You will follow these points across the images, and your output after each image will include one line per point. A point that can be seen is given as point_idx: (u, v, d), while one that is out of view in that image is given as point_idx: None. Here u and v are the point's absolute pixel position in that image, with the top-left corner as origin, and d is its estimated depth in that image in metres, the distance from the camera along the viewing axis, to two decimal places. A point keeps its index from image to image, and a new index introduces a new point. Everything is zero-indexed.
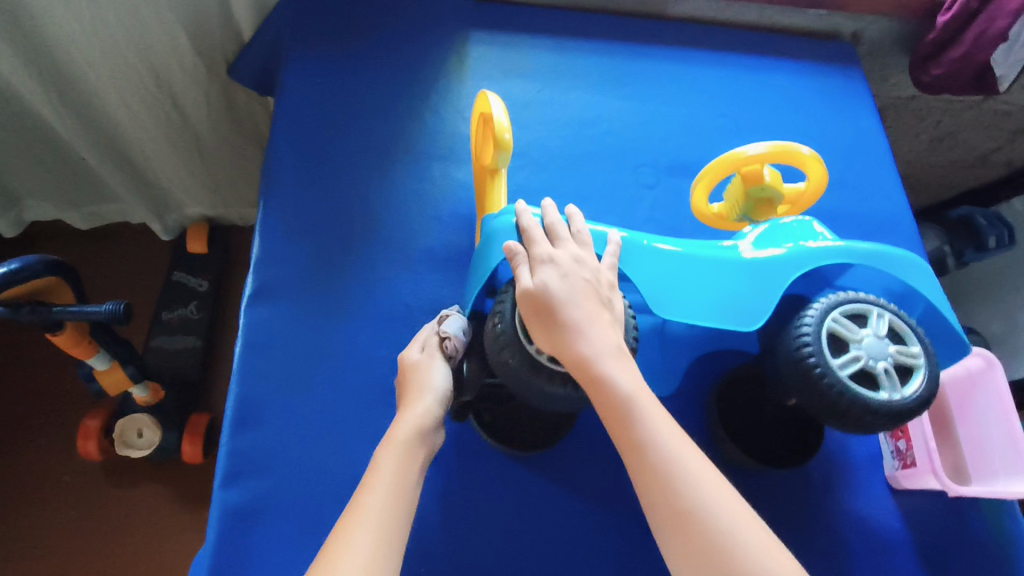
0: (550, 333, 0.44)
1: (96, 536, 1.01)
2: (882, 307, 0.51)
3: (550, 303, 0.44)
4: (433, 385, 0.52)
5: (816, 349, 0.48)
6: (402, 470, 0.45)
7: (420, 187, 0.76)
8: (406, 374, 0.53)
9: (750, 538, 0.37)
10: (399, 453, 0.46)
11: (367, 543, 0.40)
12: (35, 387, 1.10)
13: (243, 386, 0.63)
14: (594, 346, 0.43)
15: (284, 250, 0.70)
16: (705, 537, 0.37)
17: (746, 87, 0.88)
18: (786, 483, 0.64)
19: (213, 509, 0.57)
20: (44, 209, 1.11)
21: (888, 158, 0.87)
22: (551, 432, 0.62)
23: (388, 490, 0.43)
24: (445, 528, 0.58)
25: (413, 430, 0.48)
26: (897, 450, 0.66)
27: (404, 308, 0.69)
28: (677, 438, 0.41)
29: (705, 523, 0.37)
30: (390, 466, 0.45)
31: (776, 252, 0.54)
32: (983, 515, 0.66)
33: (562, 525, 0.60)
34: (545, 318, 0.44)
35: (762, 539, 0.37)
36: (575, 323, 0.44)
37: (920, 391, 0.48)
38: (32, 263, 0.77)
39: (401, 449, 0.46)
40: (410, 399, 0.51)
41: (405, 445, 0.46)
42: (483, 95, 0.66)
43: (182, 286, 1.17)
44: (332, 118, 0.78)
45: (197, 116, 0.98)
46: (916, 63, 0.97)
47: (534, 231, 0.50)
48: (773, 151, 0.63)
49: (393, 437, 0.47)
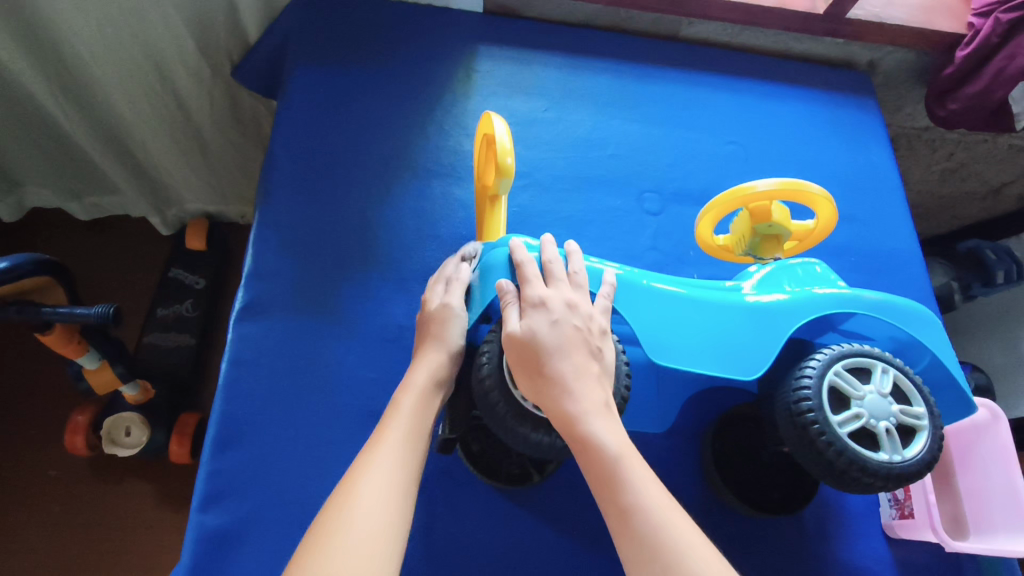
0: (536, 385, 0.42)
1: (78, 533, 1.00)
2: (887, 362, 0.49)
3: (538, 353, 0.43)
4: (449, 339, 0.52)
5: (816, 405, 0.46)
6: (422, 412, 0.47)
7: (419, 204, 0.74)
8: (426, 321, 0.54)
9: None
10: (416, 398, 0.47)
11: (390, 466, 0.42)
12: (24, 381, 1.09)
13: (227, 403, 0.61)
14: (580, 403, 0.41)
15: (277, 264, 0.68)
16: None
17: (758, 115, 0.87)
18: (777, 529, 0.63)
19: (190, 531, 0.56)
20: (44, 196, 1.09)
21: (900, 193, 0.85)
22: (540, 465, 0.60)
23: (409, 426, 0.45)
24: (426, 562, 0.57)
25: (430, 378, 0.49)
26: (894, 499, 0.64)
27: (396, 330, 0.67)
28: (665, 502, 0.39)
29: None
30: (412, 405, 0.47)
31: (779, 297, 0.53)
32: (978, 567, 0.64)
33: (547, 564, 0.59)
34: (532, 369, 0.43)
35: None
36: (563, 376, 0.42)
37: (922, 453, 0.46)
38: (22, 263, 0.75)
39: (419, 398, 0.47)
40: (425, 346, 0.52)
41: (422, 393, 0.48)
42: (487, 116, 0.64)
43: (178, 283, 1.15)
44: (334, 128, 0.76)
45: (200, 114, 0.97)
46: (932, 95, 0.95)
47: (527, 269, 0.48)
48: (783, 188, 0.61)
49: (409, 384, 0.48)
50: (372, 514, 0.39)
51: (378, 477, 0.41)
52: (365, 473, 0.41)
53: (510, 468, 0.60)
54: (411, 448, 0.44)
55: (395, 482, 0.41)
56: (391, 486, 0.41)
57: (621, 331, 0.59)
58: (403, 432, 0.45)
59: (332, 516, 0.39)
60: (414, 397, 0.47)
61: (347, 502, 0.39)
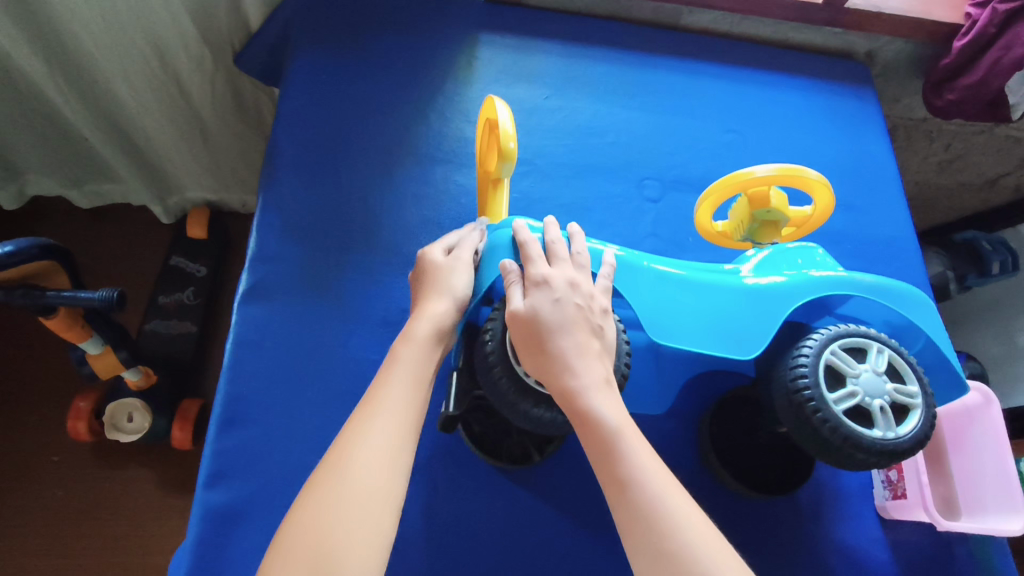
0: (538, 361, 0.43)
1: (81, 516, 1.01)
2: (882, 343, 0.50)
3: (540, 330, 0.44)
4: (453, 289, 0.52)
5: (812, 383, 0.47)
6: (422, 362, 0.47)
7: (421, 189, 0.75)
8: (427, 272, 0.54)
9: None
10: (418, 348, 0.47)
11: (386, 426, 0.42)
12: (26, 367, 1.09)
13: (232, 384, 0.62)
14: (581, 379, 0.42)
15: (280, 248, 0.69)
16: None
17: (757, 103, 0.87)
18: (773, 509, 0.64)
19: (195, 508, 0.57)
20: (45, 184, 1.10)
21: (896, 182, 0.86)
22: (540, 445, 0.62)
23: (407, 377, 0.45)
24: (428, 539, 0.58)
25: (432, 328, 0.49)
26: (888, 480, 0.65)
27: (399, 313, 0.68)
28: (662, 476, 0.40)
29: (689, 566, 0.36)
30: (412, 355, 0.47)
31: (776, 279, 0.53)
32: (969, 547, 0.66)
33: (547, 542, 0.60)
34: (534, 346, 0.44)
35: None
36: (564, 353, 0.43)
37: (915, 431, 0.47)
38: (26, 247, 0.76)
39: (421, 349, 0.47)
40: (428, 296, 0.52)
41: (425, 343, 0.48)
42: (489, 101, 0.65)
43: (179, 270, 1.16)
44: (336, 114, 0.77)
45: (201, 101, 0.97)
46: (930, 85, 0.96)
47: (530, 249, 0.49)
48: (781, 173, 0.62)
49: (411, 333, 0.49)
50: (369, 463, 0.40)
51: (372, 437, 0.41)
52: (365, 422, 0.42)
53: (511, 448, 0.62)
54: (410, 409, 0.44)
55: (390, 442, 0.41)
56: (386, 448, 0.41)
57: (622, 313, 0.60)
58: (400, 384, 0.45)
59: (324, 477, 0.39)
60: (414, 349, 0.47)
61: (341, 468, 0.39)
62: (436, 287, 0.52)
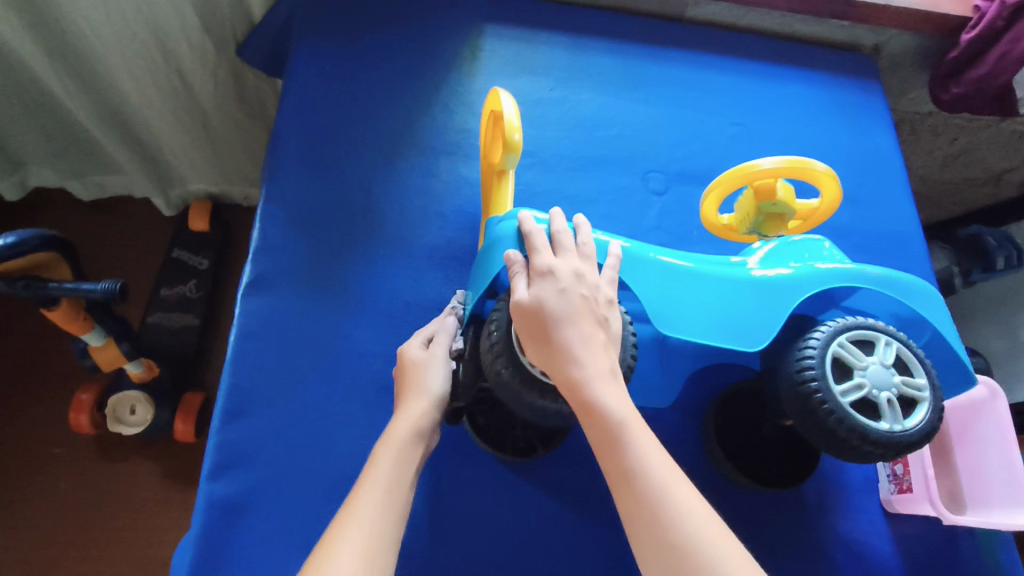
0: (543, 352, 0.43)
1: (84, 509, 1.01)
2: (890, 335, 0.49)
3: (545, 321, 0.43)
4: (431, 389, 0.53)
5: (819, 374, 0.47)
6: (401, 466, 0.47)
7: (425, 181, 0.74)
8: (406, 367, 0.55)
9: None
10: (396, 453, 0.48)
11: (364, 531, 0.42)
12: (28, 359, 1.09)
13: (235, 376, 0.62)
14: (586, 370, 0.42)
15: (282, 240, 0.68)
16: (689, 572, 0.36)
17: (762, 96, 0.87)
18: (777, 503, 0.64)
19: (200, 500, 0.57)
20: (45, 175, 1.09)
21: (903, 176, 0.85)
22: (545, 438, 0.61)
23: (386, 483, 0.46)
24: (432, 531, 0.58)
25: (411, 431, 0.49)
26: (893, 474, 0.65)
27: (403, 305, 0.68)
28: (667, 467, 0.40)
29: (694, 559, 0.36)
30: (390, 460, 0.47)
31: (783, 271, 0.53)
32: (974, 541, 0.66)
33: (551, 535, 0.60)
34: (539, 336, 0.43)
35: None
36: (569, 343, 0.43)
37: (923, 424, 0.47)
38: (29, 238, 0.75)
39: (400, 451, 0.48)
40: (407, 397, 0.52)
41: (404, 446, 0.48)
42: (494, 93, 0.64)
43: (181, 263, 1.15)
44: (339, 105, 0.76)
45: (204, 92, 0.96)
46: (936, 79, 0.95)
47: (536, 239, 0.48)
48: (787, 166, 0.61)
49: (390, 436, 0.49)
50: (350, 567, 0.40)
51: (351, 542, 0.41)
52: (344, 529, 0.42)
53: (515, 441, 0.61)
54: (389, 512, 0.44)
55: (370, 547, 0.41)
56: (366, 553, 0.41)
57: (631, 307, 0.59)
58: (379, 488, 0.45)
59: (310, 573, 0.39)
60: (393, 453, 0.48)
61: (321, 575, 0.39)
62: (414, 387, 0.53)
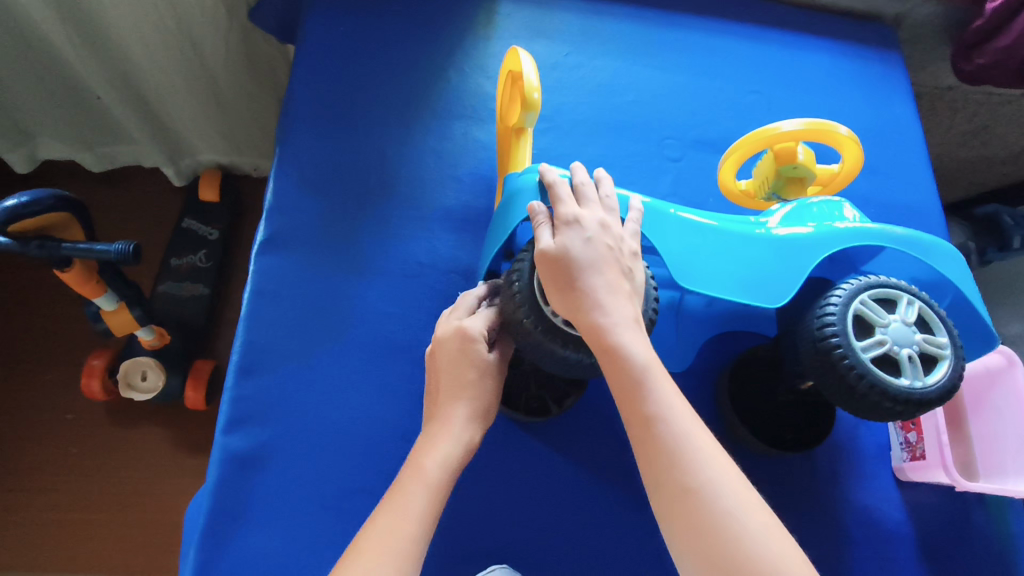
0: (567, 298, 0.43)
1: (96, 472, 1.02)
2: (912, 295, 0.49)
3: (570, 267, 0.43)
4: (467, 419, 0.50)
5: (840, 330, 0.47)
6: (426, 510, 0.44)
7: (440, 144, 0.74)
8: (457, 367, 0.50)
9: (754, 521, 0.36)
10: (423, 494, 0.45)
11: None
12: (40, 326, 1.10)
13: (250, 333, 0.62)
14: (610, 316, 0.42)
15: (297, 199, 0.68)
16: (705, 515, 0.36)
17: (781, 65, 0.85)
18: (790, 468, 0.64)
19: (216, 453, 0.57)
20: (58, 147, 1.09)
21: (922, 148, 0.84)
22: (558, 398, 0.62)
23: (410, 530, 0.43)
24: (445, 487, 0.58)
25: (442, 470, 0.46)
26: (907, 442, 0.65)
27: (417, 267, 0.68)
28: (687, 413, 0.40)
29: (709, 502, 0.37)
30: (418, 501, 0.45)
31: (803, 230, 0.54)
32: (986, 510, 0.66)
33: (563, 494, 0.60)
34: (564, 283, 0.43)
35: (766, 522, 0.37)
36: (594, 290, 0.43)
37: (944, 380, 0.47)
38: (42, 198, 0.75)
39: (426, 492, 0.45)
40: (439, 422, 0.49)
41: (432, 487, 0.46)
42: (513, 52, 0.64)
43: (192, 233, 1.15)
44: (354, 68, 0.75)
45: (215, 59, 0.94)
46: (959, 50, 0.94)
47: (560, 190, 0.48)
48: (808, 128, 0.60)
49: (419, 473, 0.46)
50: None
51: None
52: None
53: (530, 401, 0.61)
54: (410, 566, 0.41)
55: None
56: None
57: (655, 270, 0.60)
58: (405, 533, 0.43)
59: None
60: (422, 492, 0.45)
61: None
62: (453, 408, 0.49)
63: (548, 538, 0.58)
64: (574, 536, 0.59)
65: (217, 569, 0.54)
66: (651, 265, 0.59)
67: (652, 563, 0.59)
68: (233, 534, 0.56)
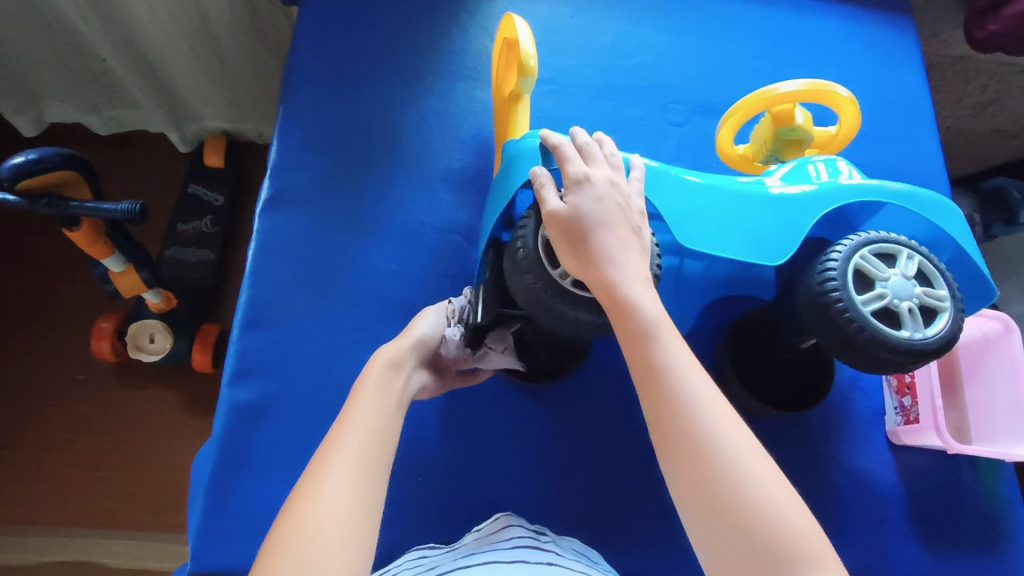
0: (579, 256, 0.43)
1: (106, 431, 1.04)
2: (912, 249, 0.50)
3: (582, 226, 0.43)
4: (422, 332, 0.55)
5: (841, 285, 0.47)
6: (387, 386, 0.48)
7: (443, 106, 0.74)
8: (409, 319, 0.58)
9: (756, 469, 0.37)
10: (384, 373, 0.49)
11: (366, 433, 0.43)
12: (50, 287, 1.11)
13: (255, 289, 0.63)
14: (622, 271, 0.42)
15: (300, 159, 0.69)
16: (708, 462, 0.37)
17: (791, 29, 0.84)
18: (783, 430, 0.65)
19: (222, 404, 0.59)
20: (65, 109, 1.10)
21: (929, 116, 0.83)
22: (569, 361, 0.62)
23: (376, 399, 0.46)
24: (444, 441, 0.60)
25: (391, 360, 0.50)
26: (900, 406, 0.66)
27: (419, 227, 0.68)
28: (694, 367, 0.40)
29: (715, 449, 0.37)
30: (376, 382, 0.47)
31: (804, 188, 0.54)
32: (977, 474, 0.67)
33: (559, 451, 0.61)
34: (575, 242, 0.44)
35: (768, 471, 0.37)
36: (605, 247, 0.43)
37: (943, 332, 0.48)
38: (50, 155, 0.75)
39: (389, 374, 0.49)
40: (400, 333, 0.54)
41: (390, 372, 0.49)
42: (508, 19, 0.63)
43: (197, 199, 1.15)
44: (355, 28, 0.75)
45: (219, 23, 0.92)
46: (973, 16, 0.92)
47: (565, 149, 0.47)
48: (808, 89, 0.60)
49: (376, 362, 0.49)
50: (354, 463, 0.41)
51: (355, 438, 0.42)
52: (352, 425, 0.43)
53: (542, 364, 0.62)
54: (384, 421, 0.45)
55: (371, 447, 0.42)
56: (367, 453, 0.42)
57: (659, 236, 0.60)
58: (373, 403, 0.45)
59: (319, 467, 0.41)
60: (381, 373, 0.48)
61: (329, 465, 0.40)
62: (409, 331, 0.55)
63: (544, 492, 0.60)
64: (570, 491, 0.60)
65: (224, 514, 0.56)
66: (656, 233, 0.59)
67: (646, 518, 0.61)
68: (238, 482, 0.57)
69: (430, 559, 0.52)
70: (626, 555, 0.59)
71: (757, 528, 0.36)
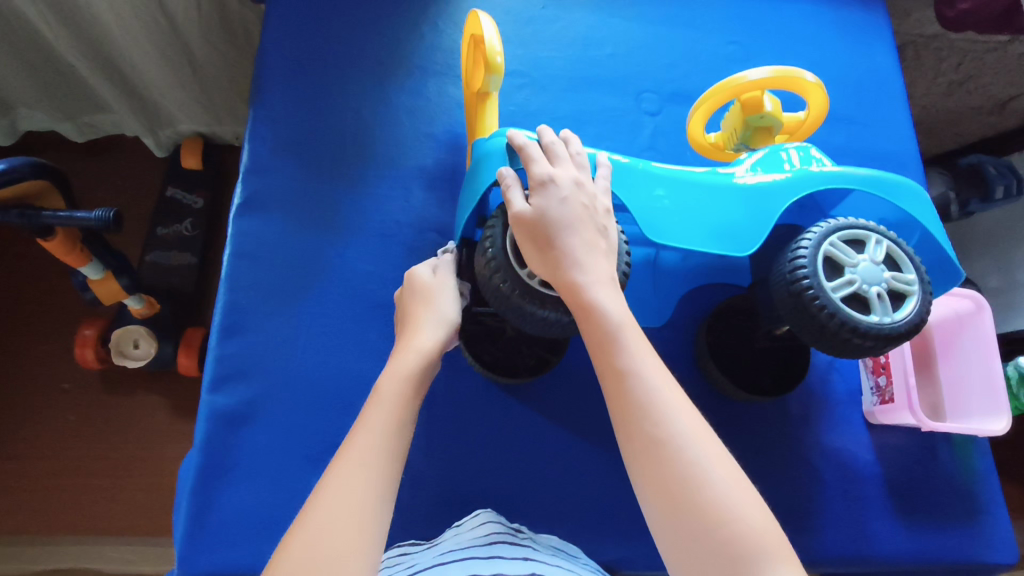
0: (546, 259, 0.44)
1: (94, 439, 1.04)
2: (881, 234, 0.50)
3: (548, 229, 0.44)
4: (444, 314, 0.51)
5: (810, 273, 0.48)
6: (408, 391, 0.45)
7: (416, 103, 0.73)
8: (413, 291, 0.53)
9: (716, 472, 0.38)
10: (400, 380, 0.45)
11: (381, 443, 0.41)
12: (30, 296, 1.10)
13: (231, 294, 0.63)
14: (588, 274, 0.43)
15: (272, 162, 0.68)
16: (671, 466, 0.38)
17: (763, 14, 0.84)
18: (761, 414, 0.66)
19: (202, 412, 0.59)
20: (38, 118, 1.08)
21: (902, 97, 0.83)
22: (554, 348, 0.62)
23: (395, 409, 0.43)
24: (426, 439, 0.61)
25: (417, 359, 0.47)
26: (877, 386, 0.67)
27: (394, 226, 0.68)
28: (658, 369, 0.41)
29: (676, 453, 0.38)
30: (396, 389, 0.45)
31: (774, 178, 0.54)
32: (952, 450, 0.68)
33: (540, 445, 0.62)
34: (542, 244, 0.44)
35: (729, 473, 0.38)
36: (572, 250, 0.44)
37: (912, 315, 0.48)
38: (20, 165, 0.74)
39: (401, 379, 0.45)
40: (418, 318, 0.51)
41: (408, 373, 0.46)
42: (473, 15, 0.63)
43: (176, 202, 1.14)
44: (325, 26, 0.74)
45: (188, 25, 0.91)
46: None
47: (531, 150, 0.47)
48: (774, 76, 0.60)
49: (396, 365, 0.46)
50: (366, 481, 0.39)
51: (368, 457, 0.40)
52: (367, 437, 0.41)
53: (525, 360, 0.62)
54: (402, 430, 0.43)
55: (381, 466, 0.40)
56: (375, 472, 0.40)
57: (627, 230, 0.60)
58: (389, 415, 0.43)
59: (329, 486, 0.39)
60: (399, 378, 0.45)
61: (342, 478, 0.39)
62: (426, 312, 0.51)
63: (527, 485, 0.61)
64: (552, 483, 0.61)
65: (209, 519, 0.57)
66: (624, 223, 0.60)
67: (628, 506, 0.62)
68: (222, 487, 0.58)
69: (412, 555, 0.52)
70: (608, 544, 0.60)
71: (718, 532, 0.36)
